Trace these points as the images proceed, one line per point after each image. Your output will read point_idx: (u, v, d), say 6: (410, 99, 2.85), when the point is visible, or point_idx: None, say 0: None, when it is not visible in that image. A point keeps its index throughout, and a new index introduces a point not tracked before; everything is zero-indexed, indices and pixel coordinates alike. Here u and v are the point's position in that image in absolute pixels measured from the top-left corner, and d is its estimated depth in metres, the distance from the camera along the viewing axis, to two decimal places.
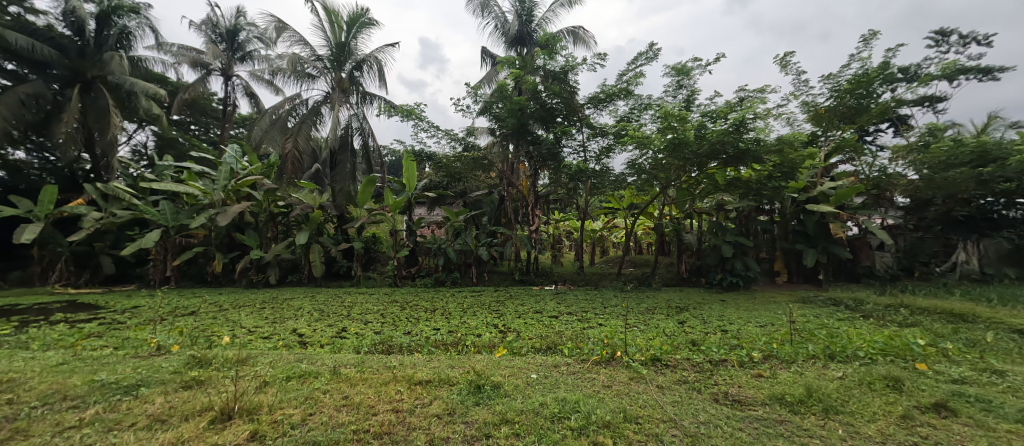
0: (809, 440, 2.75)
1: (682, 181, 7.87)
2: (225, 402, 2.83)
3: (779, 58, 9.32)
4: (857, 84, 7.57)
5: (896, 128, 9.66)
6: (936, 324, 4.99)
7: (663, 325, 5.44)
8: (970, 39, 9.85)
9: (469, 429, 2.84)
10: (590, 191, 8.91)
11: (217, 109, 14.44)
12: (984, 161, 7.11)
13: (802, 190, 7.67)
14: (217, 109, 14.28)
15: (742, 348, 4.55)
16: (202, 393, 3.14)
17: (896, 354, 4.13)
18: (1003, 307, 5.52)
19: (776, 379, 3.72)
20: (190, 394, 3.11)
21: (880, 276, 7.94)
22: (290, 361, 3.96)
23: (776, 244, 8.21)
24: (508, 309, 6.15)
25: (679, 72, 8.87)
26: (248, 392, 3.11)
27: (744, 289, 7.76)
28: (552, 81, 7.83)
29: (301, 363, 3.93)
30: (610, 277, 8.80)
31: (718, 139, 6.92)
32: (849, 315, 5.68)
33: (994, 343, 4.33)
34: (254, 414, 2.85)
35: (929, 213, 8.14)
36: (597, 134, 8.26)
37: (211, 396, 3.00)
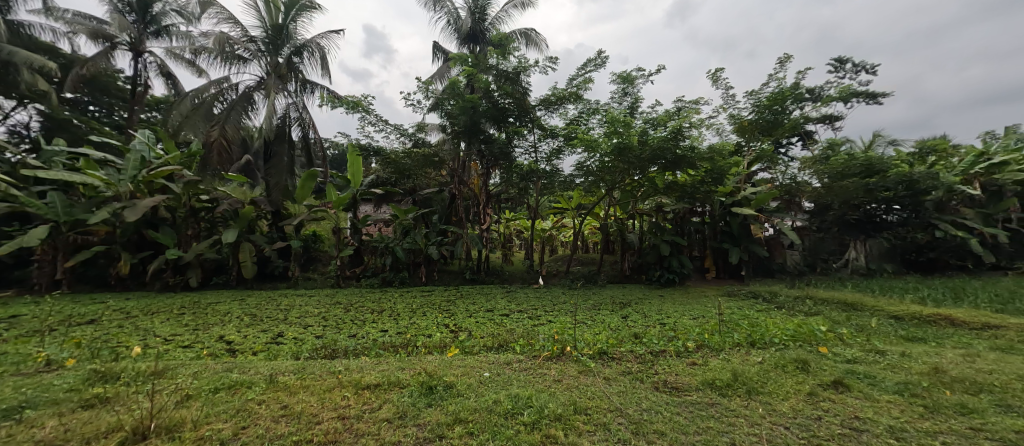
0: (735, 419, 3.07)
1: (626, 183, 8.41)
2: (138, 420, 2.53)
3: (711, 73, 10.21)
4: (774, 101, 8.52)
5: (804, 141, 10.99)
6: (834, 312, 5.81)
7: (608, 320, 5.74)
8: (861, 67, 11.49)
9: (422, 431, 2.79)
10: (541, 191, 9.06)
11: (125, 88, 12.63)
12: (870, 173, 8.50)
13: (728, 194, 8.50)
14: (125, 89, 12.46)
15: (678, 339, 4.96)
16: (107, 412, 2.76)
17: (803, 340, 4.74)
18: (883, 296, 6.53)
19: (708, 366, 4.10)
20: (92, 414, 2.72)
21: (790, 272, 9.04)
22: (217, 371, 3.60)
23: (707, 243, 9.10)
24: (459, 309, 6.10)
25: (624, 80, 9.38)
26: (167, 408, 2.79)
27: (679, 285, 8.47)
28: (505, 81, 7.87)
29: (230, 373, 3.59)
30: (559, 276, 9.13)
31: (658, 145, 7.42)
32: (766, 307, 6.41)
33: (877, 327, 5.13)
34: (174, 432, 2.56)
35: (829, 217, 9.39)
36: (547, 136, 8.44)
37: (119, 415, 2.65)
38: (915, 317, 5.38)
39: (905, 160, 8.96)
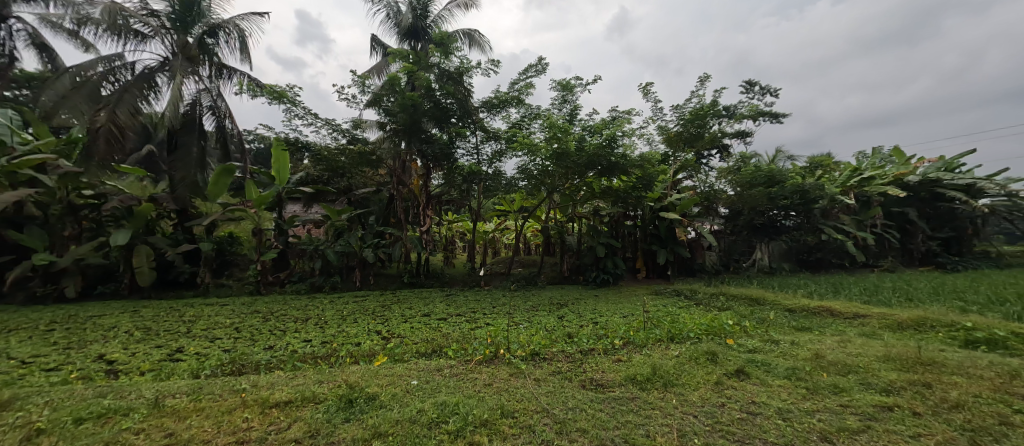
0: (651, 411, 3.25)
1: (566, 188, 8.67)
2: None
3: (642, 86, 10.90)
4: (696, 116, 9.31)
5: (721, 154, 12.06)
6: (741, 306, 6.45)
7: (545, 320, 5.86)
8: (767, 90, 12.93)
9: None
10: (484, 193, 9.05)
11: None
12: (772, 183, 9.56)
13: (657, 200, 9.14)
14: None
15: (607, 337, 5.17)
16: None
17: (714, 333, 5.18)
18: (781, 292, 7.35)
19: (632, 362, 4.32)
20: None
21: (709, 271, 9.84)
22: (86, 398, 3.09)
23: (638, 245, 9.69)
24: (393, 314, 5.88)
25: (564, 88, 9.79)
26: None
27: (613, 285, 8.96)
28: (448, 80, 7.90)
29: (103, 399, 3.09)
30: (500, 278, 9.20)
31: (594, 152, 7.77)
32: (687, 303, 6.93)
33: (774, 319, 5.75)
34: None
35: (739, 221, 10.41)
36: (490, 138, 8.47)
37: None
38: (805, 309, 6.11)
39: (799, 173, 10.22)
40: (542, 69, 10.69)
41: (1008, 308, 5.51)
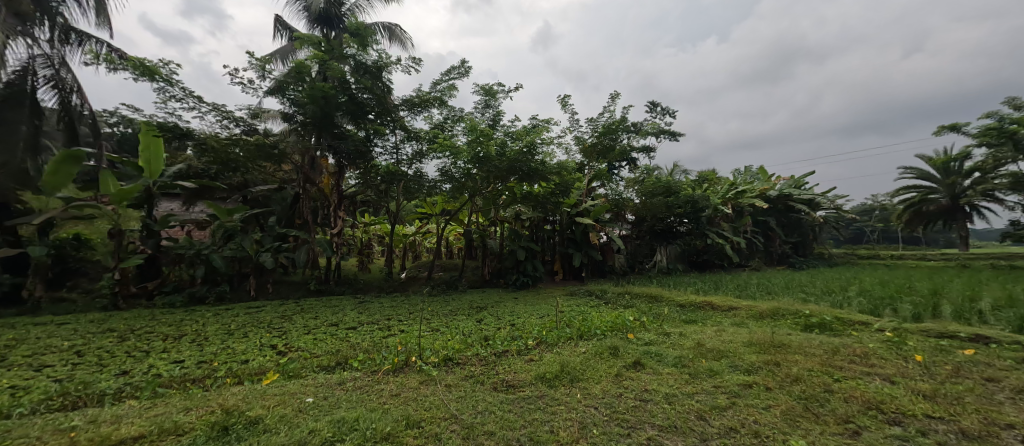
0: (557, 407, 3.28)
1: (488, 192, 8.64)
2: None
3: (560, 98, 11.34)
4: (608, 130, 9.97)
5: (630, 165, 12.93)
6: (642, 304, 6.94)
7: (465, 324, 5.71)
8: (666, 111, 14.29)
9: None
10: (404, 194, 8.64)
11: None
12: (669, 193, 10.50)
13: (573, 205, 9.61)
14: None
15: (521, 338, 5.17)
16: None
17: (617, 329, 5.48)
18: (677, 289, 8.04)
19: (543, 361, 4.35)
20: None
21: (618, 272, 10.44)
22: None
23: (556, 249, 9.99)
24: (293, 326, 5.33)
25: (486, 93, 9.86)
26: None
27: (532, 287, 9.12)
28: (365, 74, 7.40)
29: None
30: (419, 282, 8.83)
31: (514, 158, 7.85)
32: (597, 303, 7.28)
33: (667, 314, 6.26)
34: None
35: (643, 226, 11.22)
36: (410, 138, 8.41)
37: None
38: (693, 304, 6.73)
39: (691, 185, 11.39)
40: (464, 72, 10.60)
41: (835, 298, 6.61)
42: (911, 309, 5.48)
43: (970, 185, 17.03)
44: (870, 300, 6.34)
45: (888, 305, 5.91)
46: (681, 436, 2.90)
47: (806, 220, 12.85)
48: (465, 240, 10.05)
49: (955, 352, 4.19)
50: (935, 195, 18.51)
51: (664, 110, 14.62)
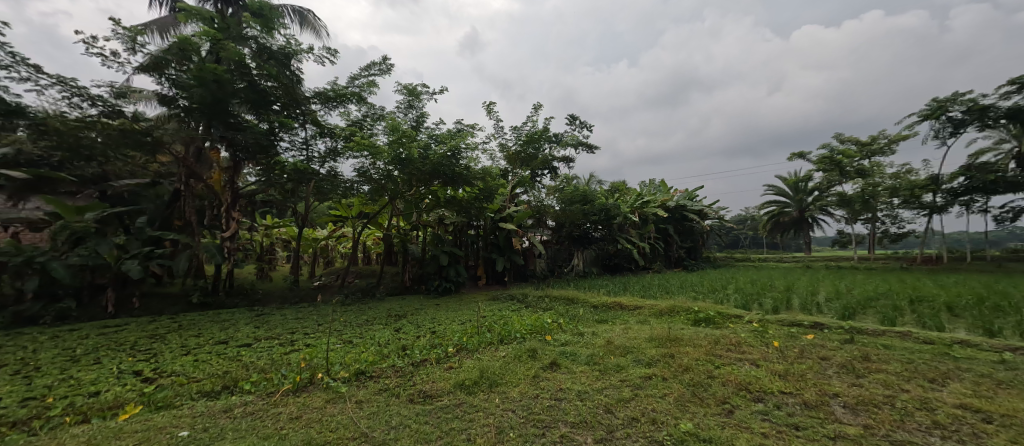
0: (476, 414, 3.17)
1: (409, 194, 8.24)
2: None
3: (485, 105, 11.31)
4: (531, 139, 10.17)
5: (551, 173, 13.29)
6: (559, 306, 7.08)
7: (381, 337, 5.57)
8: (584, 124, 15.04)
9: None
10: (316, 195, 7.86)
11: None
12: (586, 200, 10.95)
13: (497, 211, 9.57)
14: None
15: (441, 345, 4.98)
16: None
17: (535, 331, 5.50)
18: (593, 291, 8.33)
19: (462, 367, 4.17)
20: None
21: (539, 276, 10.58)
22: None
23: (480, 253, 9.86)
24: (169, 348, 4.54)
25: (410, 93, 9.44)
26: None
27: (455, 293, 8.85)
28: (269, 61, 6.83)
29: None
30: (330, 291, 8.10)
31: (438, 162, 7.62)
32: (518, 306, 7.29)
33: (581, 315, 6.43)
34: None
35: (562, 232, 11.50)
36: (322, 134, 7.83)
37: None
38: (605, 305, 7.01)
39: (606, 194, 12.04)
40: (387, 69, 10.04)
41: (717, 294, 7.34)
42: (771, 302, 6.32)
43: (813, 201, 20.50)
44: (742, 295, 7.16)
45: (755, 300, 6.74)
46: (590, 430, 3.03)
47: (698, 228, 14.16)
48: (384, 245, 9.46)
49: (802, 337, 4.89)
50: (788, 209, 21.91)
51: (582, 123, 15.37)
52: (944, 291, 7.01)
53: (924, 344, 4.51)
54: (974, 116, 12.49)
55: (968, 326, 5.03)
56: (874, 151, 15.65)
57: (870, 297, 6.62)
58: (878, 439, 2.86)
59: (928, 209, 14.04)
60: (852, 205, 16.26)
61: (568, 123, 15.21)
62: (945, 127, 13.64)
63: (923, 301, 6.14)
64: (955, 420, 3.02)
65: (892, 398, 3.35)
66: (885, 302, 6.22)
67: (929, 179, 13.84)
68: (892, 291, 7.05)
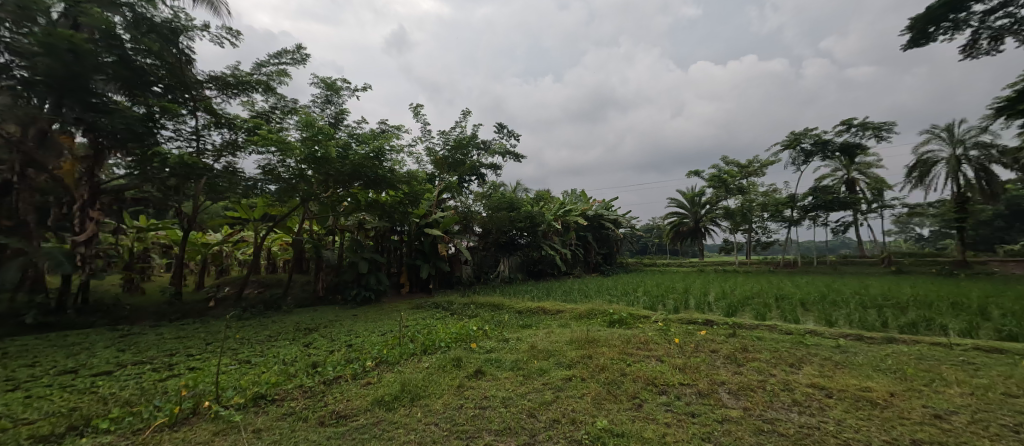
0: (394, 432, 3.04)
1: (325, 196, 7.49)
2: None
3: (413, 107, 10.82)
4: (460, 144, 9.89)
5: (478, 180, 13.09)
6: (485, 313, 6.84)
7: (288, 353, 5.02)
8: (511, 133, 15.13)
9: None
10: (208, 194, 6.78)
11: None
12: (512, 207, 10.89)
13: (422, 216, 9.12)
14: None
15: (358, 360, 4.60)
16: None
17: (461, 339, 5.18)
18: (520, 297, 8.21)
19: (381, 383, 3.96)
20: None
21: (465, 283, 10.25)
22: None
23: (403, 260, 9.31)
24: (16, 379, 3.83)
25: (329, 87, 8.65)
26: None
27: (375, 303, 8.19)
28: (149, 33, 5.82)
29: None
30: (225, 304, 7.06)
31: (359, 163, 7.02)
32: (443, 314, 6.95)
33: (507, 321, 6.25)
34: None
35: (489, 239, 11.30)
36: (216, 125, 6.91)
37: None
38: (530, 309, 6.90)
39: (531, 201, 12.12)
40: (301, 59, 9.14)
41: (628, 297, 7.61)
42: (673, 303, 6.71)
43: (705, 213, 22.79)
44: (648, 297, 7.51)
45: (660, 301, 7.10)
46: (514, 436, 3.00)
47: (613, 236, 14.82)
48: (293, 252, 8.50)
49: (697, 334, 5.16)
50: (686, 219, 24.04)
51: (510, 132, 15.44)
52: (799, 290, 8.03)
53: (785, 335, 5.04)
54: (818, 149, 15.77)
55: (814, 317, 5.75)
56: (750, 173, 17.87)
57: (748, 296, 7.32)
58: (754, 419, 3.11)
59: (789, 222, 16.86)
60: (733, 218, 18.21)
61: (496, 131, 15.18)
62: (799, 156, 16.33)
63: (785, 298, 6.92)
64: (808, 397, 3.38)
65: (762, 382, 3.69)
66: (757, 300, 6.89)
67: (787, 197, 16.81)
68: (763, 291, 7.91)
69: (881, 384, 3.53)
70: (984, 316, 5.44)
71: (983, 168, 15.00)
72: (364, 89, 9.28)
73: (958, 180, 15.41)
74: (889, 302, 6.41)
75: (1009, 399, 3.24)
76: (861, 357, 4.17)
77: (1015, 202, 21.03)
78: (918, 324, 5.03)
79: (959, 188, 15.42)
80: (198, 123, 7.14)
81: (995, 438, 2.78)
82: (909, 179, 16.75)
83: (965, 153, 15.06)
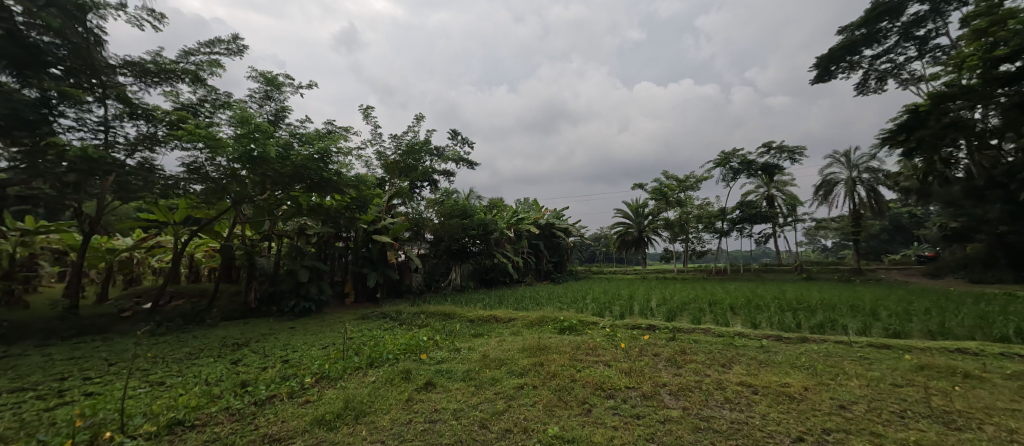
0: None
1: (262, 199, 6.86)
2: None
3: (362, 109, 10.31)
4: (413, 149, 9.51)
5: (431, 186, 12.69)
6: (435, 322, 6.51)
7: (213, 371, 4.44)
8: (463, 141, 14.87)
9: None
10: (119, 194, 5.93)
11: None
12: (465, 215, 10.62)
13: (370, 222, 8.62)
14: None
15: (295, 377, 4.12)
16: None
17: (410, 350, 4.82)
18: (473, 305, 7.92)
19: (322, 400, 3.58)
20: None
21: (415, 292, 9.79)
22: None
23: (348, 268, 8.74)
24: None
25: (269, 82, 7.99)
26: None
27: (316, 315, 7.59)
28: (51, 8, 5.13)
29: None
30: (137, 319, 6.21)
31: (301, 164, 6.49)
32: (391, 325, 6.53)
33: (458, 330, 5.97)
34: None
35: (440, 246, 10.92)
36: (131, 116, 6.08)
37: None
38: (481, 318, 6.65)
39: (484, 209, 11.92)
40: (238, 51, 8.39)
41: (577, 304, 7.56)
42: (619, 309, 6.73)
43: (648, 223, 23.66)
44: (596, 304, 7.50)
45: (607, 308, 7.11)
46: None
47: (563, 244, 14.95)
48: (221, 259, 7.70)
49: (641, 338, 5.15)
50: (630, 229, 24.82)
51: (463, 139, 15.19)
52: (730, 295, 8.42)
53: (717, 337, 5.14)
54: (744, 168, 17.07)
55: (742, 321, 5.96)
56: (687, 187, 18.79)
57: (687, 301, 7.51)
58: (692, 417, 3.11)
59: (720, 234, 17.94)
60: (673, 228, 18.89)
61: (449, 138, 14.87)
62: (728, 174, 17.47)
63: (716, 303, 7.18)
64: (737, 394, 3.42)
65: (698, 382, 3.68)
66: (693, 305, 7.08)
67: (719, 210, 17.87)
68: (697, 296, 8.19)
69: (798, 379, 3.64)
70: (875, 316, 5.92)
71: (872, 190, 16.79)
72: (309, 87, 8.67)
73: (854, 199, 17.11)
74: (802, 305, 6.84)
75: (898, 389, 3.44)
76: (780, 356, 4.31)
77: (897, 217, 24.00)
78: (825, 324, 5.35)
79: (854, 206, 17.21)
80: (108, 113, 6.26)
81: (889, 423, 2.94)
82: (815, 197, 18.39)
83: (858, 176, 16.79)
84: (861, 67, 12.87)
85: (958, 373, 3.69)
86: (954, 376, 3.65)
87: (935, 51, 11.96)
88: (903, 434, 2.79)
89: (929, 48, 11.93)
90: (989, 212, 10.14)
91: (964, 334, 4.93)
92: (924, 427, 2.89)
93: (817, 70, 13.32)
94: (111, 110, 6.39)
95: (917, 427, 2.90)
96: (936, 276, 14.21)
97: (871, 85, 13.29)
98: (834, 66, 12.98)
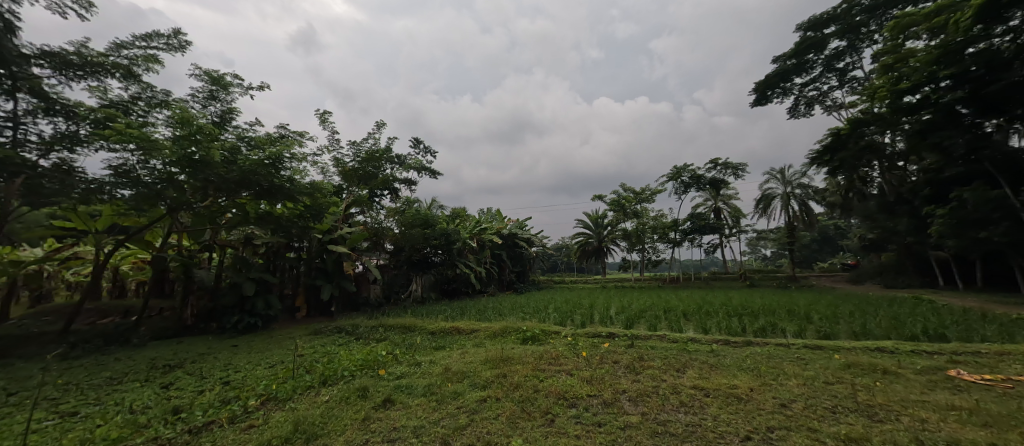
0: None
1: (202, 206, 6.30)
2: None
3: (319, 113, 9.85)
4: (371, 157, 9.14)
5: (392, 194, 12.27)
6: (395, 335, 6.17)
7: (138, 398, 3.90)
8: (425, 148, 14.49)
9: None
10: (28, 200, 5.22)
11: None
12: (426, 224, 10.29)
13: (326, 231, 8.15)
14: None
15: (237, 400, 3.68)
16: None
17: (366, 366, 4.47)
18: (433, 317, 7.61)
19: (268, 424, 3.20)
20: None
21: (372, 305, 9.32)
22: None
23: (300, 280, 8.20)
24: None
25: (214, 80, 7.40)
26: None
27: (262, 331, 7.01)
28: None
29: None
30: (50, 341, 5.50)
31: (250, 169, 6.03)
32: (345, 339, 6.11)
33: (418, 343, 5.66)
34: None
35: (400, 256, 10.51)
36: (48, 112, 5.40)
37: None
38: (442, 330, 6.37)
39: (445, 218, 11.63)
40: (178, 46, 7.76)
41: (540, 314, 7.44)
42: (579, 318, 6.67)
43: (608, 233, 24.07)
44: (558, 313, 7.42)
45: (568, 317, 7.02)
46: None
47: (525, 254, 14.87)
48: (154, 272, 7.00)
49: (601, 346, 5.07)
50: (591, 239, 25.16)
51: (425, 147, 14.85)
52: (683, 303, 8.58)
53: (671, 343, 5.16)
54: (695, 181, 17.77)
55: (694, 326, 6.04)
56: (644, 199, 19.27)
57: (645, 309, 7.56)
58: (650, 422, 3.01)
59: (674, 243, 18.52)
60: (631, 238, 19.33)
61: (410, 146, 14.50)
62: (681, 186, 18.10)
63: (671, 310, 7.27)
64: (692, 398, 3.36)
65: (656, 387, 3.61)
66: (650, 312, 7.13)
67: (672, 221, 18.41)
68: (653, 304, 8.30)
69: (745, 381, 3.64)
70: (809, 319, 6.16)
71: (805, 204, 17.82)
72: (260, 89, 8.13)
73: (789, 211, 18.12)
74: (747, 310, 7.06)
75: (829, 386, 3.50)
76: (729, 359, 4.33)
77: (827, 227, 25.82)
78: (766, 328, 5.51)
79: (790, 218, 18.23)
80: (18, 107, 5.55)
81: (824, 419, 2.97)
82: (757, 209, 19.35)
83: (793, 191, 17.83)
84: (794, 92, 13.74)
85: (878, 370, 3.82)
86: (875, 373, 3.78)
87: (853, 82, 12.96)
88: (835, 428, 2.81)
89: (848, 79, 12.93)
90: (899, 224, 11.08)
91: (881, 333, 5.21)
92: (854, 420, 2.94)
93: (755, 93, 14.13)
94: (23, 103, 5.65)
95: (847, 420, 2.94)
96: (858, 282, 15.32)
97: (801, 109, 14.19)
98: (770, 90, 13.82)
